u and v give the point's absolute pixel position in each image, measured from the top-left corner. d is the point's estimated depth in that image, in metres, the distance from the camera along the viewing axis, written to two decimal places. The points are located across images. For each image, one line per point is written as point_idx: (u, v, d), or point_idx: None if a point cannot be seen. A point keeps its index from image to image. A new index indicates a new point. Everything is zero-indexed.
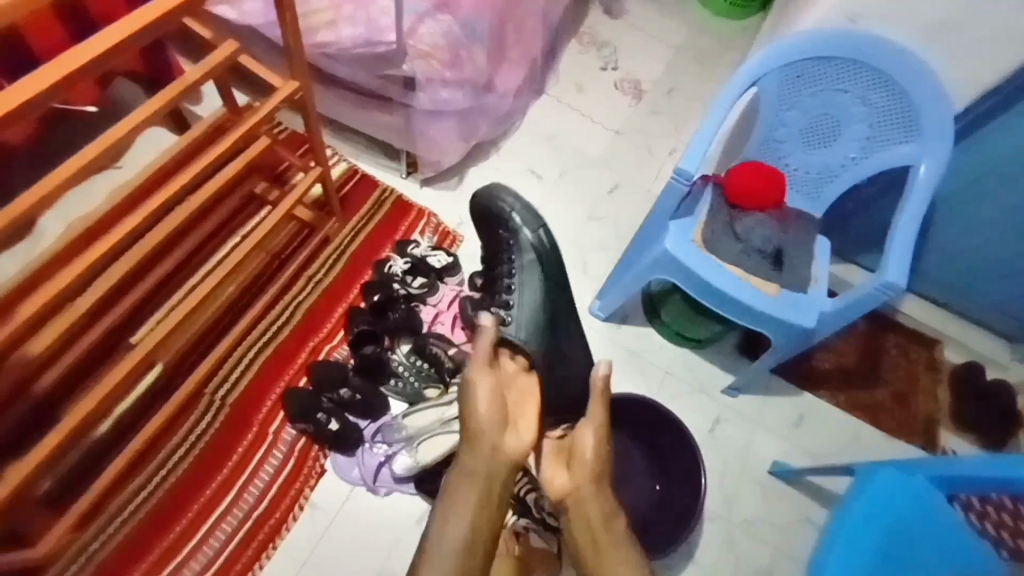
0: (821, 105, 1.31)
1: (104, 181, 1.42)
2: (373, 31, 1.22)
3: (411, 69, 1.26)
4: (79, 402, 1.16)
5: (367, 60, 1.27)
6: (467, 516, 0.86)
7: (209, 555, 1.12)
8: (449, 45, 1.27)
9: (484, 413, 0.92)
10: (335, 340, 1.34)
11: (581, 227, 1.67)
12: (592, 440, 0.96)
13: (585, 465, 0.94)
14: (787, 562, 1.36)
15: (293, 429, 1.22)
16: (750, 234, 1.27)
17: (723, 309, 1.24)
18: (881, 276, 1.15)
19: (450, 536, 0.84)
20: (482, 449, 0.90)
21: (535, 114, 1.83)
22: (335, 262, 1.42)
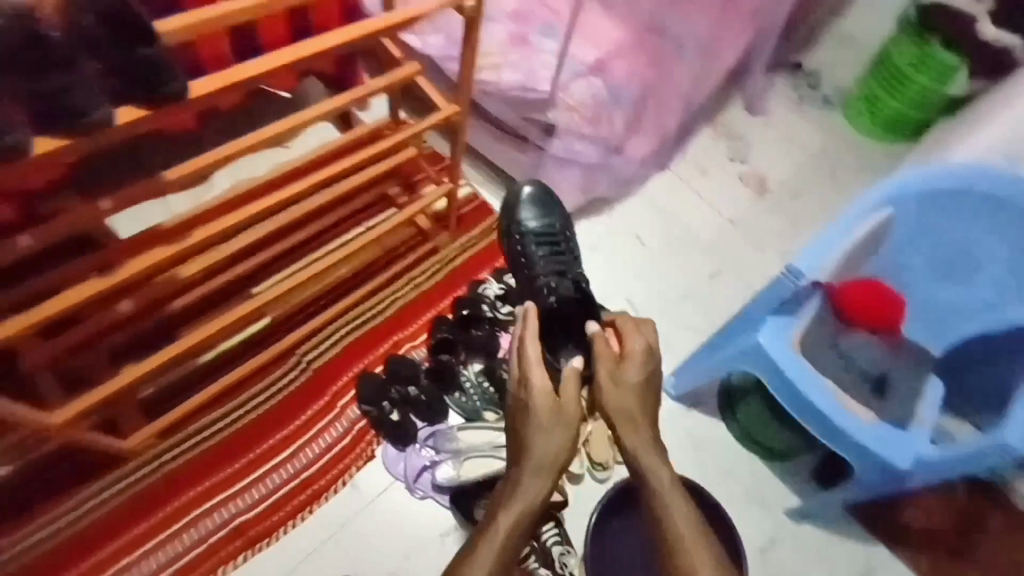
0: (957, 241, 1.25)
1: (272, 155, 1.65)
2: (530, 79, 1.37)
3: (554, 117, 1.39)
4: (195, 330, 1.32)
5: (517, 103, 1.39)
6: (511, 510, 0.88)
7: (255, 499, 1.19)
8: (594, 105, 1.40)
9: (537, 405, 0.94)
10: (417, 340, 1.44)
11: (672, 302, 1.67)
12: (633, 374, 1.00)
13: (627, 402, 0.98)
14: None
15: (358, 409, 1.30)
16: (856, 352, 1.22)
17: (811, 423, 1.17)
18: (997, 435, 1.03)
19: (507, 527, 0.86)
20: (541, 445, 0.92)
21: (655, 185, 1.87)
22: (437, 270, 1.53)
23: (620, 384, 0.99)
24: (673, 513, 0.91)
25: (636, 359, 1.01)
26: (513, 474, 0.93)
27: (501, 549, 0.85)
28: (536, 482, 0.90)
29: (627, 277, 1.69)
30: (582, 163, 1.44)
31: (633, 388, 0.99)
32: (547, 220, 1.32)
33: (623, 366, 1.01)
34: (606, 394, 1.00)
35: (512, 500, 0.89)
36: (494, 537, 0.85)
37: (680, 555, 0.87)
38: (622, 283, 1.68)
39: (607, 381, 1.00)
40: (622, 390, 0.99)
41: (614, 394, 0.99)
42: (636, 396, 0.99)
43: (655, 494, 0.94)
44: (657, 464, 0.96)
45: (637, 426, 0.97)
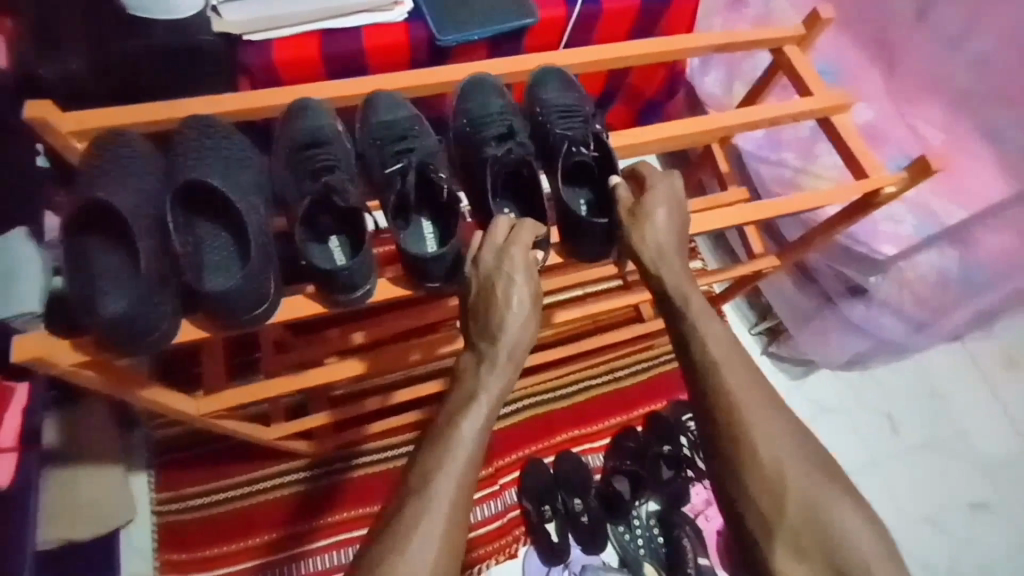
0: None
1: None
2: (868, 233, 1.16)
3: (876, 284, 1.17)
4: None
5: (836, 251, 1.19)
6: (469, 431, 0.64)
7: None
8: (938, 285, 1.15)
9: (519, 286, 0.64)
10: (595, 443, 1.28)
11: (908, 520, 1.30)
12: (660, 207, 0.70)
13: (662, 242, 0.70)
14: None
15: (516, 495, 1.20)
16: None
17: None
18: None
19: (465, 455, 0.63)
20: (514, 335, 0.65)
21: (935, 357, 1.46)
22: (642, 371, 1.36)
23: (646, 219, 0.69)
24: (750, 417, 0.69)
25: (661, 188, 0.71)
26: (464, 383, 0.67)
27: (454, 496, 0.62)
28: (503, 388, 0.66)
29: (861, 463, 1.34)
30: (877, 336, 1.24)
31: (665, 224, 0.70)
32: (571, 92, 0.79)
33: (652, 203, 0.70)
34: (634, 240, 0.70)
35: (471, 411, 0.64)
36: (447, 474, 0.62)
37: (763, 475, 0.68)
38: (852, 471, 1.33)
39: (629, 227, 0.70)
40: (645, 230, 0.69)
41: (637, 236, 0.70)
42: (663, 245, 0.70)
43: (718, 392, 0.70)
44: (706, 324, 0.71)
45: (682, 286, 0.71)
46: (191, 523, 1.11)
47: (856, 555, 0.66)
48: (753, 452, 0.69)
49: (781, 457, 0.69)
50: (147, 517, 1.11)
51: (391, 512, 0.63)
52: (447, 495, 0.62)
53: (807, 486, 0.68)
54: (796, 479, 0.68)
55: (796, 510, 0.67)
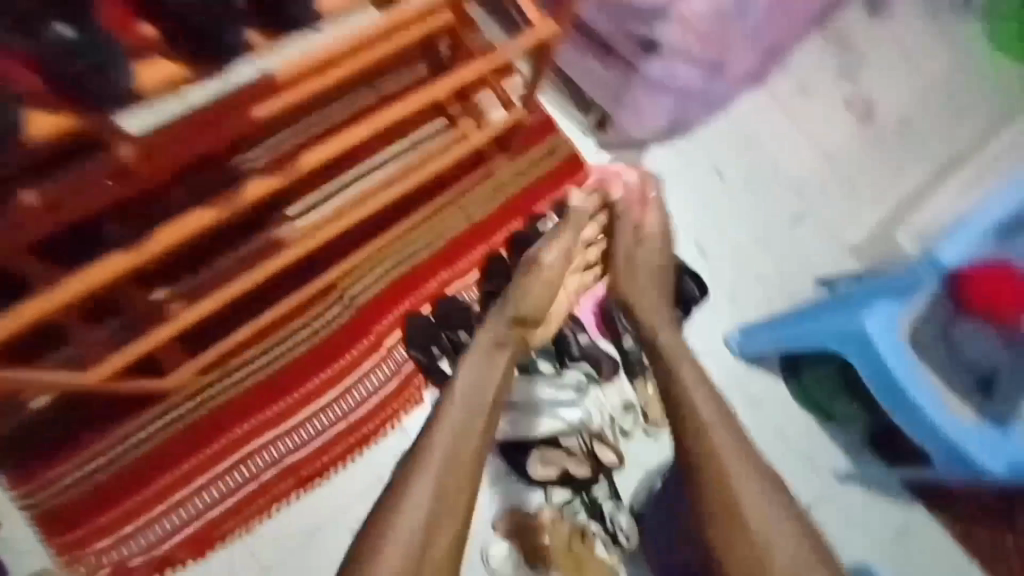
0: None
1: None
2: None
3: (663, 32, 1.20)
4: (214, 260, 1.13)
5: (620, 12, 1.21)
6: (438, 453, 0.97)
7: (301, 439, 1.15)
8: (715, 18, 1.22)
9: (553, 268, 1.12)
10: (467, 279, 1.30)
11: (745, 248, 1.50)
12: (650, 248, 1.17)
13: (641, 261, 1.16)
14: None
15: (405, 351, 1.22)
16: (968, 345, 1.06)
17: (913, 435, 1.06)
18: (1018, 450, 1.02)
19: (434, 474, 0.95)
20: (532, 308, 1.11)
21: (744, 105, 1.58)
22: (492, 198, 1.35)
23: (634, 269, 1.16)
24: (693, 397, 1.03)
25: (653, 235, 1.18)
26: (447, 411, 1.03)
27: (431, 498, 0.94)
28: (462, 420, 1.01)
29: (701, 216, 1.49)
30: (680, 91, 1.29)
31: (656, 249, 1.18)
32: None
33: (639, 248, 1.17)
34: (618, 265, 1.17)
35: (439, 438, 0.99)
36: (419, 490, 0.94)
37: (710, 448, 0.99)
38: (693, 224, 1.48)
39: (620, 251, 1.17)
40: (626, 274, 1.16)
41: (620, 260, 1.17)
42: (642, 263, 1.16)
43: (675, 380, 1.06)
44: (672, 339, 1.11)
45: (652, 309, 1.14)
46: (74, 501, 1.03)
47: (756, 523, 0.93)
48: (709, 444, 0.99)
49: (737, 477, 0.97)
50: (20, 515, 1.03)
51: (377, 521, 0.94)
52: (419, 504, 0.92)
53: (758, 500, 0.95)
54: (745, 479, 0.97)
55: (719, 505, 0.96)
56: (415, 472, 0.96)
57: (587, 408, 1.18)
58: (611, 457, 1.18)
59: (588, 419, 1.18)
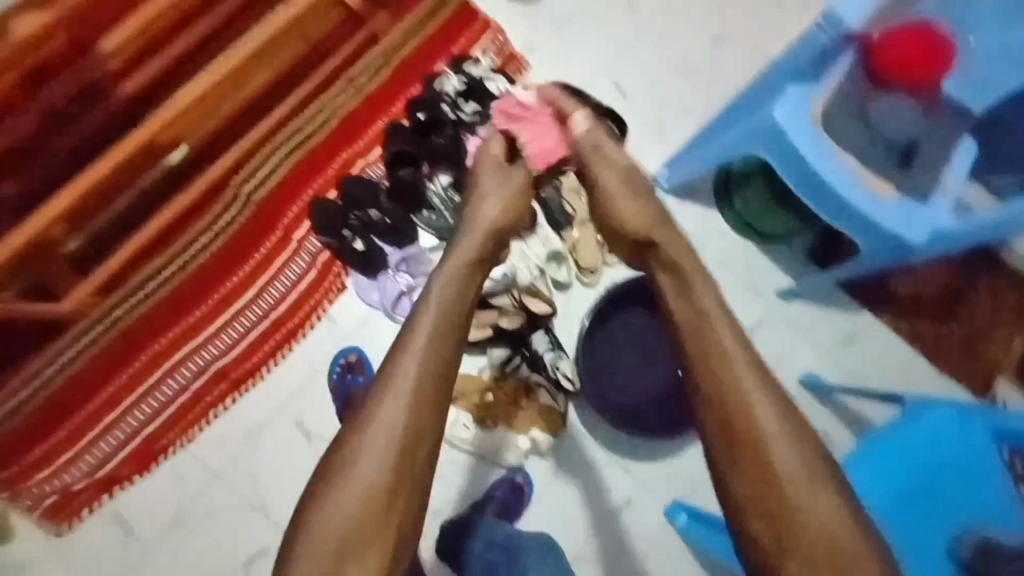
0: None
1: None
2: None
3: None
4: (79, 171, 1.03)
5: None
6: (371, 451, 0.69)
7: (226, 345, 1.11)
8: None
9: (511, 202, 0.96)
10: (371, 157, 1.23)
11: (666, 79, 1.39)
12: (642, 171, 0.97)
13: (629, 189, 0.94)
14: None
15: (317, 241, 1.17)
16: (886, 120, 1.02)
17: (839, 225, 1.03)
18: (940, 218, 1.00)
19: (363, 476, 0.69)
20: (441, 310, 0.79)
21: None
22: (382, 63, 1.23)
23: (605, 176, 0.96)
24: (725, 376, 0.72)
25: (641, 157, 0.99)
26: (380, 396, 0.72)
27: (364, 502, 0.68)
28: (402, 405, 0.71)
29: (614, 51, 1.38)
30: None
31: (645, 171, 0.97)
32: None
33: (623, 167, 0.97)
34: (603, 191, 0.95)
35: (368, 433, 0.70)
36: (346, 491, 0.68)
37: (752, 441, 0.69)
38: (606, 61, 1.37)
39: (616, 177, 0.95)
40: (600, 177, 0.97)
41: (616, 194, 0.93)
42: (624, 180, 0.95)
43: (704, 361, 0.73)
44: (697, 298, 0.77)
45: (656, 229, 0.87)
46: None
47: (838, 536, 0.65)
48: (750, 432, 0.69)
49: (776, 433, 0.69)
50: None
51: (293, 536, 0.68)
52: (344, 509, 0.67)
53: (800, 467, 0.68)
54: (782, 452, 0.68)
55: (780, 509, 0.67)
56: (359, 430, 0.71)
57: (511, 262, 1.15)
58: (545, 308, 1.14)
59: (516, 274, 1.15)
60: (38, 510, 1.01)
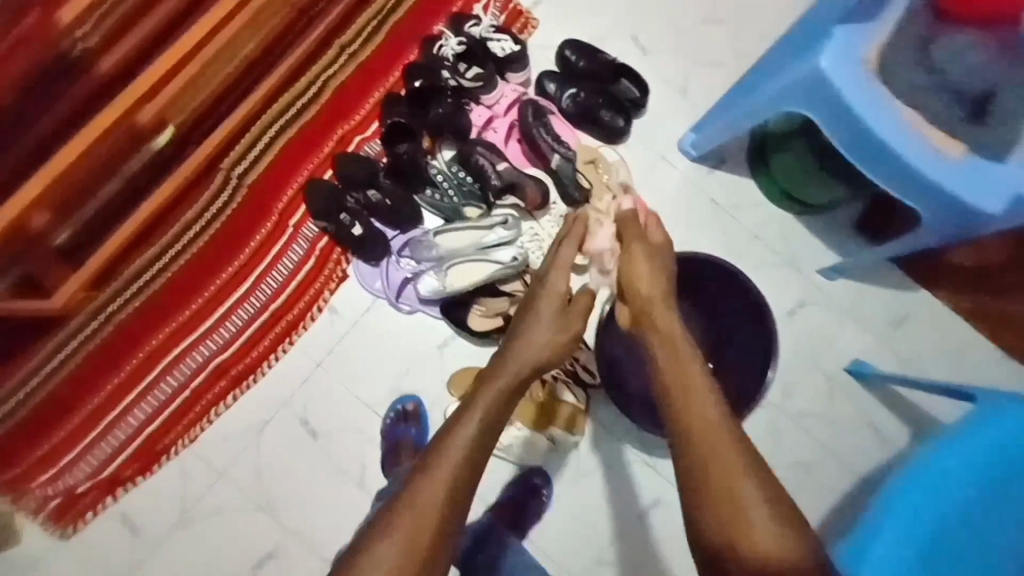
0: None
1: None
2: None
3: None
4: None
5: None
6: (398, 537, 0.62)
7: (224, 340, 1.06)
8: None
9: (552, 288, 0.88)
10: (369, 131, 1.13)
11: (692, 29, 1.24)
12: (656, 252, 0.89)
13: (647, 270, 0.87)
14: (851, 469, 1.13)
15: (314, 226, 1.09)
16: (954, 62, 0.86)
17: (894, 195, 0.88)
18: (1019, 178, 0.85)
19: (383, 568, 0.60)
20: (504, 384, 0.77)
21: None
22: (374, 30, 1.15)
23: (635, 260, 0.88)
24: (723, 457, 0.64)
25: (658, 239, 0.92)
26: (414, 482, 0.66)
27: None
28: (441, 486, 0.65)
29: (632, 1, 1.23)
30: None
31: (664, 254, 0.90)
32: None
33: (643, 242, 0.91)
34: (626, 271, 0.88)
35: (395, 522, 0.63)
36: None
37: (741, 525, 0.61)
38: (623, 13, 1.22)
39: (637, 257, 0.88)
40: (634, 275, 0.87)
41: (635, 271, 0.87)
42: (649, 262, 0.88)
43: (693, 439, 0.66)
44: (693, 380, 0.71)
45: (654, 297, 0.84)
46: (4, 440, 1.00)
47: None
48: (744, 522, 0.61)
49: (756, 505, 0.61)
50: None
51: None
52: None
53: (779, 534, 0.60)
54: (768, 543, 0.59)
55: None
56: (393, 512, 0.64)
57: (523, 245, 1.05)
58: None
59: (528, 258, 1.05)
60: (43, 513, 1.00)
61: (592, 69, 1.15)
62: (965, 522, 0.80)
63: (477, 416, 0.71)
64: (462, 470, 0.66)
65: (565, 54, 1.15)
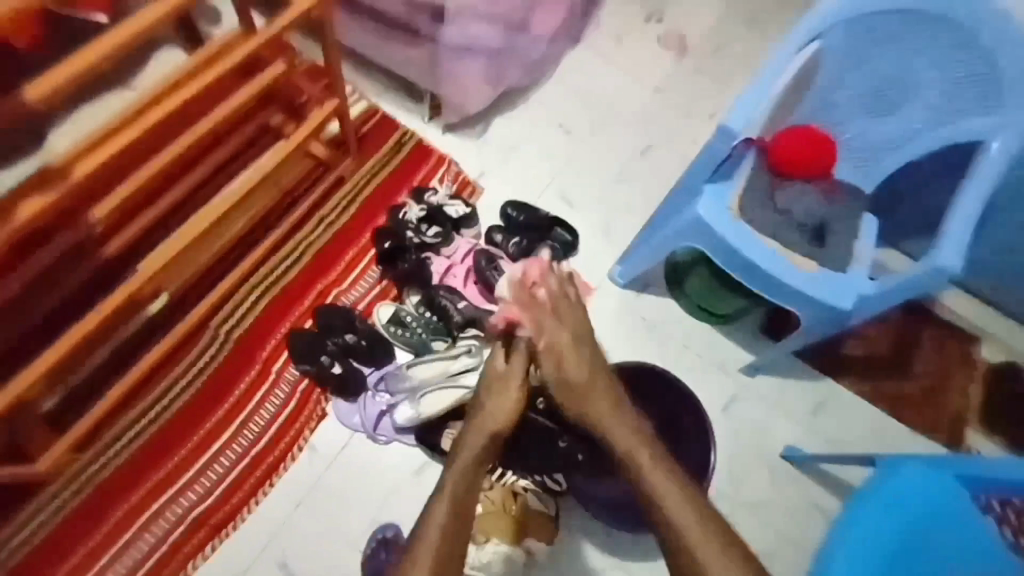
0: (893, 80, 1.16)
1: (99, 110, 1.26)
2: None
3: None
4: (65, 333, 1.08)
5: None
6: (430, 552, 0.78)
7: (206, 488, 1.10)
8: None
9: (510, 381, 0.98)
10: (344, 284, 1.31)
11: (607, 187, 1.54)
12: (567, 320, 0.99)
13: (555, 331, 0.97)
14: (799, 553, 1.25)
15: (295, 370, 1.20)
16: (793, 205, 1.16)
17: (784, 304, 1.13)
18: (933, 259, 1.01)
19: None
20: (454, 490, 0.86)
21: (568, 63, 1.68)
22: (350, 203, 1.38)
23: (568, 359, 0.96)
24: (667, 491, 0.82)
25: (569, 313, 1.01)
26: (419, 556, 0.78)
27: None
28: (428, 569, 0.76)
29: (558, 169, 1.54)
30: (485, 51, 1.37)
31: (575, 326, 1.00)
32: None
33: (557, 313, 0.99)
34: (552, 333, 0.97)
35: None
36: None
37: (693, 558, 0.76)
38: (553, 176, 1.53)
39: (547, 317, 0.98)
40: (550, 331, 0.97)
41: (559, 334, 0.97)
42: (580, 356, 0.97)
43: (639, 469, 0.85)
44: (632, 431, 0.90)
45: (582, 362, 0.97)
46: None
47: None
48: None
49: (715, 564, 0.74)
50: None
51: None
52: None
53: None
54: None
55: None
56: None
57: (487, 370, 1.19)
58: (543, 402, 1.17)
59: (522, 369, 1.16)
60: None
61: (532, 221, 1.40)
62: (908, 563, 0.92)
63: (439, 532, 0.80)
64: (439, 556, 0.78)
65: (508, 211, 1.41)
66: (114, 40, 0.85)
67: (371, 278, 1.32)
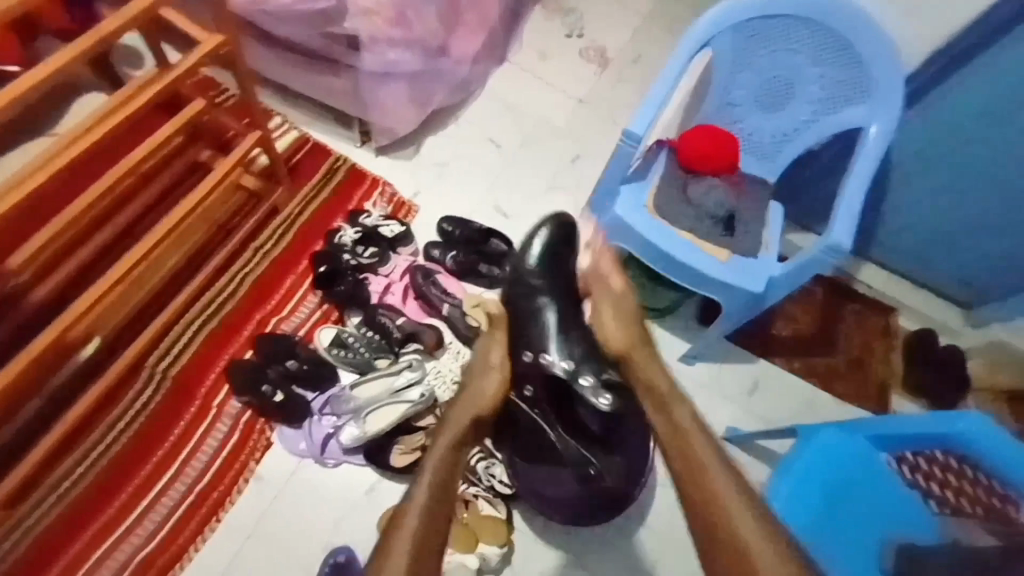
0: (781, 78, 1.27)
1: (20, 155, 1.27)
2: None
3: (354, 26, 1.30)
4: None
5: (309, 18, 1.30)
6: (411, 528, 0.73)
7: (151, 529, 1.08)
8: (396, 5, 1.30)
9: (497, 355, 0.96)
10: (284, 312, 1.31)
11: (540, 196, 1.60)
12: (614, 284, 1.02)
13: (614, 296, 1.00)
14: None
15: (237, 402, 1.20)
16: (703, 198, 1.23)
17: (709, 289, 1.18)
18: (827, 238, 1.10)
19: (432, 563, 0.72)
20: (438, 469, 0.80)
21: (495, 81, 1.74)
22: (285, 231, 1.40)
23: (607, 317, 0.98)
24: (704, 454, 0.77)
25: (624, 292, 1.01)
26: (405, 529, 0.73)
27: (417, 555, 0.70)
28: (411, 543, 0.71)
29: (491, 182, 1.59)
30: (404, 74, 1.42)
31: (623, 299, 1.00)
32: None
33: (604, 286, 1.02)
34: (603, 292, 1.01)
35: (416, 548, 0.71)
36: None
37: (728, 526, 0.71)
38: (487, 190, 1.58)
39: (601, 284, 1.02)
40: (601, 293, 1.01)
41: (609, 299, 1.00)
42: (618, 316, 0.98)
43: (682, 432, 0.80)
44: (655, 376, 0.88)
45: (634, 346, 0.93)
46: None
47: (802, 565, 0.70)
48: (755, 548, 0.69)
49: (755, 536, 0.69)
50: None
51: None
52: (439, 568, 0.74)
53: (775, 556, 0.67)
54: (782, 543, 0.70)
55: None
56: None
57: (429, 382, 1.21)
58: (530, 390, 1.14)
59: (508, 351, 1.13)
60: None
61: (467, 234, 1.43)
62: (831, 523, 0.98)
63: (423, 505, 0.75)
64: (423, 533, 0.72)
65: (443, 227, 1.44)
66: (30, 79, 0.84)
67: (311, 305, 1.33)
